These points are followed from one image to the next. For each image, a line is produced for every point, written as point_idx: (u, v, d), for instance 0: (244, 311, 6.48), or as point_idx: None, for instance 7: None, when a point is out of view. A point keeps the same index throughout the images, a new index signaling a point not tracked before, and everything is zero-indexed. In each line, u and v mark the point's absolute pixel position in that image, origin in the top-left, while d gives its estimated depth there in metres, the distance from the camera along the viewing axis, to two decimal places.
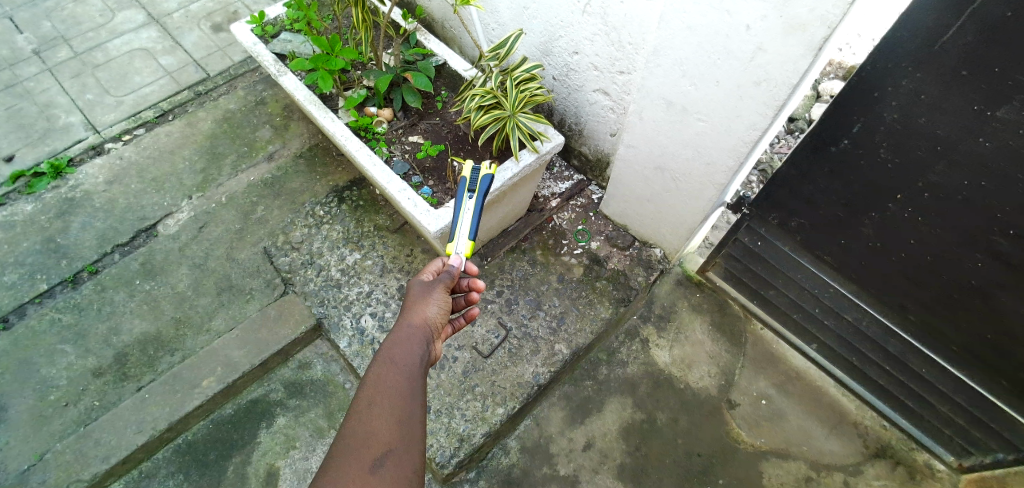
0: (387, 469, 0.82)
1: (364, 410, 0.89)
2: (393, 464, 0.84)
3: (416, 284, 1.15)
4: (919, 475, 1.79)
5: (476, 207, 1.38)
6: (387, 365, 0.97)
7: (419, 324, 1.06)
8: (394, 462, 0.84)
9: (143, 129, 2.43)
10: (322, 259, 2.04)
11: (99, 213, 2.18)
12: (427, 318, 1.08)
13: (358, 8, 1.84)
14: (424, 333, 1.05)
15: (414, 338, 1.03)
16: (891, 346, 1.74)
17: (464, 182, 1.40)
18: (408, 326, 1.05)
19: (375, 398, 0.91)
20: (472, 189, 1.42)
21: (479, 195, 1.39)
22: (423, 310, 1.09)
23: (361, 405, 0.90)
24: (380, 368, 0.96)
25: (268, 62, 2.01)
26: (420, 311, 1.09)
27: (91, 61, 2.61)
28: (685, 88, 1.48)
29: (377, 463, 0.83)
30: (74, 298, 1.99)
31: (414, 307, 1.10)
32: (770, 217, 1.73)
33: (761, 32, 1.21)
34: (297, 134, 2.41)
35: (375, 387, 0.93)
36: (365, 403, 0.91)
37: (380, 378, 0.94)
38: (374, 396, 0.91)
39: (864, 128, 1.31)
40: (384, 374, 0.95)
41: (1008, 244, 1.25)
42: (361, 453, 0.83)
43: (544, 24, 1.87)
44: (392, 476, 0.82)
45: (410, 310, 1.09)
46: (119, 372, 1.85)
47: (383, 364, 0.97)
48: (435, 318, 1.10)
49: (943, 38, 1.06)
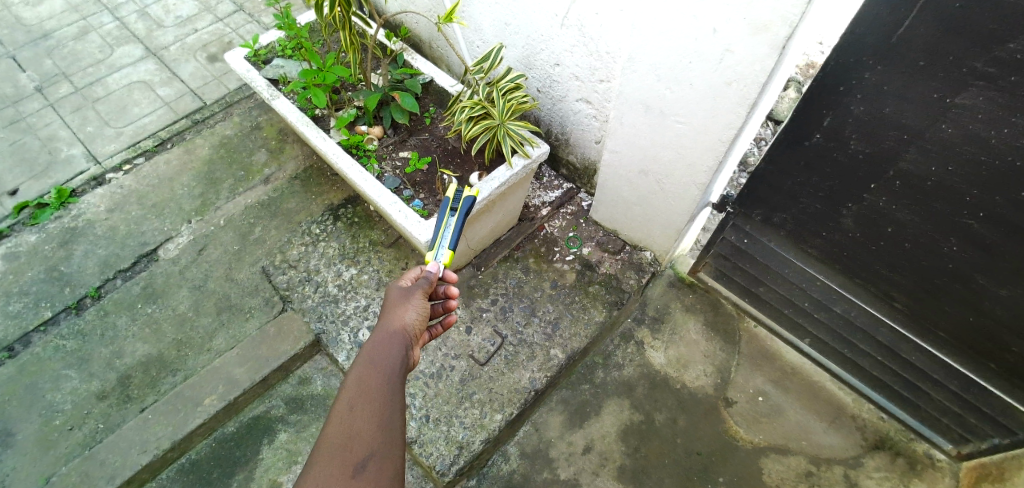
0: (371, 467, 0.87)
1: (346, 414, 0.93)
2: (377, 462, 0.88)
3: (394, 291, 1.20)
4: (918, 466, 1.79)
5: (457, 224, 1.44)
6: (368, 368, 1.02)
7: (397, 330, 1.11)
8: (377, 463, 0.88)
9: (142, 158, 2.50)
10: (319, 275, 2.08)
11: (101, 241, 2.24)
12: (406, 322, 1.14)
13: (346, 31, 1.92)
14: (403, 337, 1.10)
15: (394, 342, 1.08)
16: (881, 336, 1.76)
17: (446, 201, 1.48)
18: (389, 330, 1.10)
19: (357, 399, 0.96)
20: (454, 207, 1.49)
21: (459, 213, 1.46)
22: (403, 314, 1.15)
23: (342, 411, 0.93)
24: (360, 374, 1.01)
25: (261, 87, 2.08)
26: (400, 315, 1.14)
27: (92, 95, 2.70)
28: (661, 92, 1.54)
29: (361, 461, 0.87)
30: (77, 324, 2.03)
31: (393, 312, 1.15)
32: (754, 214, 1.77)
33: (727, 34, 1.27)
34: (292, 156, 2.47)
35: (357, 390, 0.97)
36: (346, 409, 0.94)
37: (361, 380, 0.99)
38: (356, 400, 0.95)
39: (834, 122, 1.35)
40: (365, 377, 1.00)
41: (980, 226, 1.29)
42: (345, 454, 0.88)
43: (525, 38, 1.94)
44: (376, 474, 0.86)
45: (389, 316, 1.14)
46: (122, 394, 1.88)
47: (363, 371, 1.01)
48: (414, 322, 1.15)
49: (898, 32, 1.11)
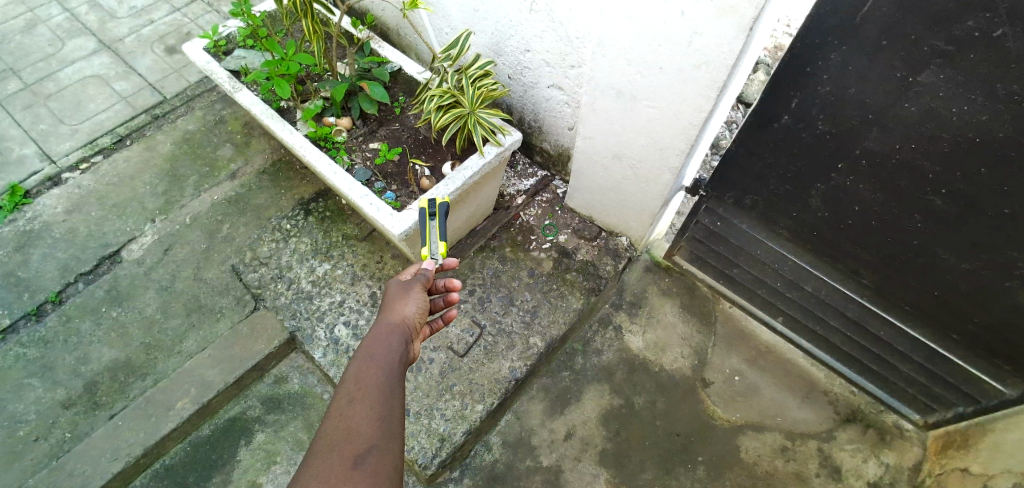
0: (370, 460, 0.85)
1: (346, 406, 0.91)
2: (376, 455, 0.86)
3: (393, 285, 1.19)
4: (888, 436, 1.85)
5: (441, 226, 1.43)
6: (367, 362, 1.00)
7: (397, 322, 1.10)
8: (376, 455, 0.86)
9: (100, 156, 2.40)
10: (291, 272, 2.04)
11: (61, 243, 2.15)
12: (405, 316, 1.12)
13: (308, 18, 1.85)
14: (403, 330, 1.09)
15: (394, 335, 1.07)
16: (852, 312, 1.79)
17: (423, 208, 1.43)
18: (387, 324, 1.09)
19: (357, 393, 0.94)
20: (432, 212, 1.45)
21: (441, 218, 1.43)
22: (402, 308, 1.13)
23: (341, 404, 0.92)
24: (360, 367, 0.99)
25: (222, 79, 2.00)
26: (399, 310, 1.13)
27: (43, 91, 2.57)
28: (632, 76, 1.52)
29: (360, 453, 0.85)
30: (38, 332, 1.95)
31: (392, 307, 1.14)
32: (725, 197, 1.78)
33: (695, 16, 1.25)
34: (259, 150, 2.41)
35: (356, 384, 0.95)
36: (345, 401, 0.92)
37: (360, 374, 0.98)
38: (355, 393, 0.94)
39: (802, 104, 1.36)
40: (365, 370, 0.98)
41: (941, 202, 1.32)
42: (345, 445, 0.85)
43: (494, 24, 1.90)
44: (376, 466, 0.84)
45: (389, 310, 1.13)
46: (89, 401, 1.82)
47: (363, 365, 0.99)
48: (413, 316, 1.13)
49: (862, 12, 1.10)
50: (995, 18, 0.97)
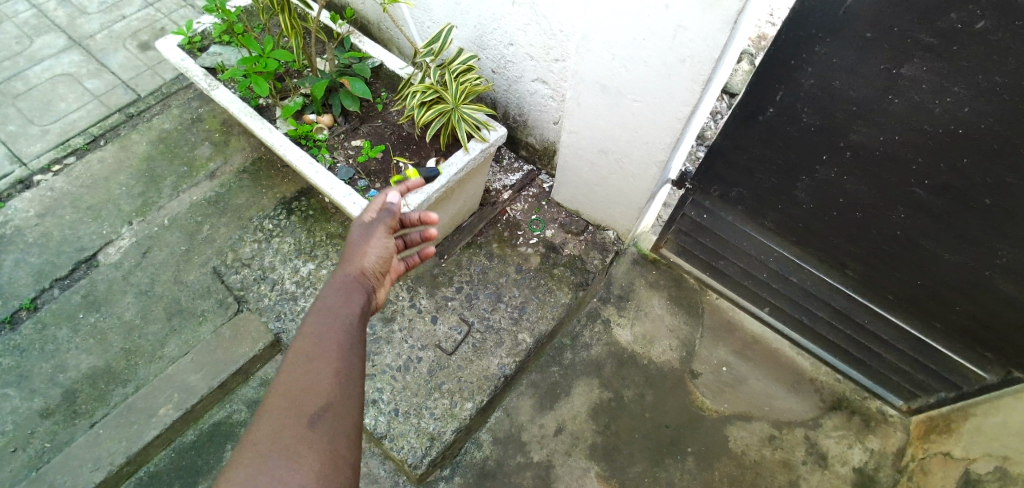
0: (327, 417, 0.84)
1: (301, 362, 0.90)
2: (333, 412, 0.85)
3: (355, 237, 1.16)
4: (873, 422, 1.88)
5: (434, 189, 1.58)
6: (325, 318, 0.98)
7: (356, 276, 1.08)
8: (333, 412, 0.85)
9: (73, 157, 2.33)
10: (275, 272, 2.01)
11: (33, 248, 2.09)
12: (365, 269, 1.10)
13: (285, 13, 1.80)
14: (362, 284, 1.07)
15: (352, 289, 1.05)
16: (837, 303, 1.81)
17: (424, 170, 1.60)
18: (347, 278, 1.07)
19: (313, 350, 0.92)
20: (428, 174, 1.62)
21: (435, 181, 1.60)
22: (361, 262, 1.11)
23: (296, 360, 0.90)
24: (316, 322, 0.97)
25: (197, 77, 1.95)
26: (359, 263, 1.11)
27: (11, 90, 2.49)
28: (617, 70, 1.51)
29: (317, 410, 0.84)
30: (12, 340, 1.90)
31: (352, 261, 1.11)
32: (712, 190, 1.79)
33: (679, 10, 1.24)
34: (238, 149, 2.35)
35: (312, 339, 0.93)
36: (300, 357, 0.90)
37: (318, 331, 0.95)
38: (311, 349, 0.92)
39: (787, 97, 1.36)
40: (321, 326, 0.96)
41: (924, 193, 1.33)
42: (300, 403, 0.84)
43: (476, 18, 1.87)
44: (332, 424, 0.84)
45: (348, 264, 1.11)
46: (69, 410, 1.78)
47: (319, 319, 0.97)
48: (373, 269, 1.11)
49: (846, 4, 1.10)
50: (977, 11, 0.98)
